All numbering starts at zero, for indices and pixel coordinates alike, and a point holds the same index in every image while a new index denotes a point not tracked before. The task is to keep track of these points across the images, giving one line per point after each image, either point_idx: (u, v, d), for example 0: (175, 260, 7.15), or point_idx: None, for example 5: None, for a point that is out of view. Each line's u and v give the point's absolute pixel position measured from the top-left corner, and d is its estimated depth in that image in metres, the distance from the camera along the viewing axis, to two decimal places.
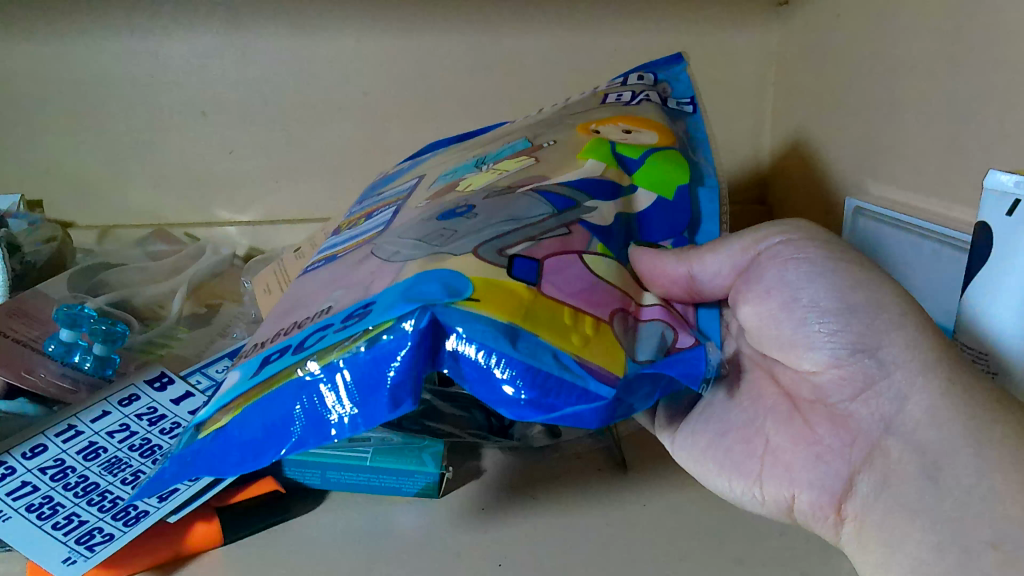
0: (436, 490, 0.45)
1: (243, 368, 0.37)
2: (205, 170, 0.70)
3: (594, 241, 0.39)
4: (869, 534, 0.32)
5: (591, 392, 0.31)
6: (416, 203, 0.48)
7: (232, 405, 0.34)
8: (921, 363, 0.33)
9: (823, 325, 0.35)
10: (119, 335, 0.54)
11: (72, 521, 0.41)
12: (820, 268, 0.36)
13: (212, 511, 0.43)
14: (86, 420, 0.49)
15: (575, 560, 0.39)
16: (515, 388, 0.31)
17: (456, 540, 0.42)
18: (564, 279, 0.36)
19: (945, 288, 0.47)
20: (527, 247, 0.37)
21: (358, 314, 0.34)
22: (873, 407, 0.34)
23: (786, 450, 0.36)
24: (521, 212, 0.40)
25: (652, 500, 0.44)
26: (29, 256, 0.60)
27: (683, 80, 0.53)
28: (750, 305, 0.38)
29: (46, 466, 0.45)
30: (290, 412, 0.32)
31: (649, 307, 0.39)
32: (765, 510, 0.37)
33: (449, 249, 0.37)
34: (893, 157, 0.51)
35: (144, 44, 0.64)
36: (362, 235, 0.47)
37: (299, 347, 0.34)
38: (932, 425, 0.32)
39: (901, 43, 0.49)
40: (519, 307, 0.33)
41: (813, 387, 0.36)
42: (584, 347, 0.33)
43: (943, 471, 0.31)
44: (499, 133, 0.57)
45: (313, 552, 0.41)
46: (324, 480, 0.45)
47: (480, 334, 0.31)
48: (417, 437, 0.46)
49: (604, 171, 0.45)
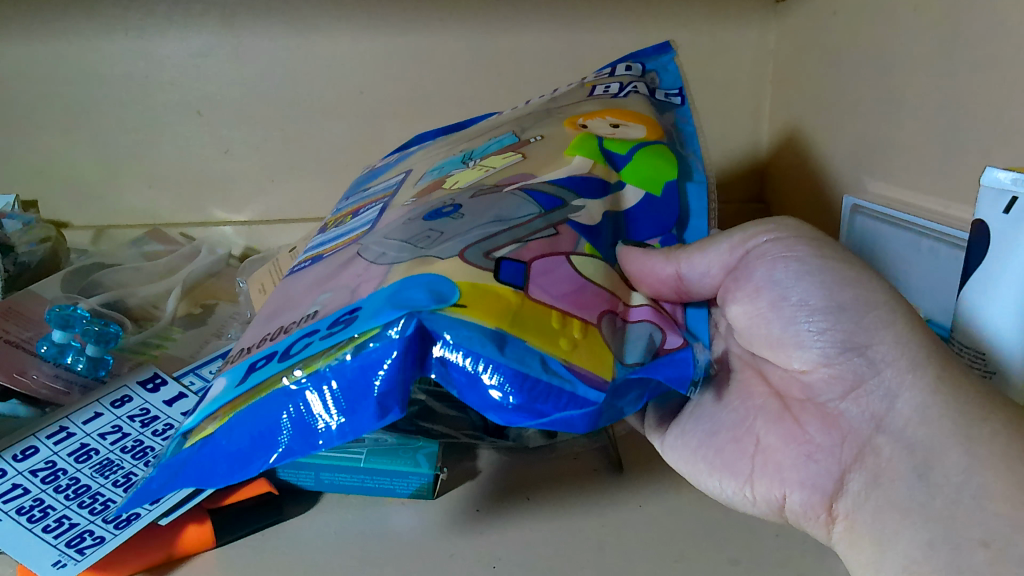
0: (431, 490, 0.43)
1: (229, 374, 0.34)
2: (200, 170, 0.68)
3: (582, 241, 0.36)
4: (859, 533, 0.31)
5: (580, 397, 0.29)
6: (403, 200, 0.44)
7: (220, 413, 0.31)
8: (909, 361, 0.32)
9: (813, 324, 0.34)
10: (112, 336, 0.52)
11: (63, 524, 0.38)
12: (810, 266, 0.35)
13: (205, 513, 0.40)
14: (78, 421, 0.46)
15: (565, 561, 0.37)
16: (502, 393, 0.28)
17: (446, 538, 0.40)
18: (552, 282, 0.33)
19: (942, 287, 0.46)
20: (514, 249, 0.34)
21: (346, 319, 0.31)
22: (863, 405, 0.32)
23: (777, 450, 0.35)
24: (508, 212, 0.37)
25: (648, 501, 0.42)
26: (22, 257, 0.59)
27: (671, 70, 0.52)
28: (739, 304, 0.37)
29: (36, 468, 0.42)
30: (276, 422, 0.30)
31: (637, 307, 0.36)
32: (757, 510, 0.35)
33: (435, 252, 0.34)
34: (893, 153, 0.50)
35: (138, 44, 0.63)
36: (350, 234, 0.44)
37: (284, 354, 0.31)
38: (923, 423, 0.31)
39: (899, 39, 0.48)
40: (506, 311, 0.30)
41: (803, 386, 0.35)
42: (571, 351, 0.30)
43: (933, 467, 0.30)
44: (488, 125, 0.54)
45: (301, 554, 0.39)
46: (318, 482, 0.43)
47: (466, 339, 0.29)
48: (412, 438, 0.43)
49: (592, 168, 0.42)
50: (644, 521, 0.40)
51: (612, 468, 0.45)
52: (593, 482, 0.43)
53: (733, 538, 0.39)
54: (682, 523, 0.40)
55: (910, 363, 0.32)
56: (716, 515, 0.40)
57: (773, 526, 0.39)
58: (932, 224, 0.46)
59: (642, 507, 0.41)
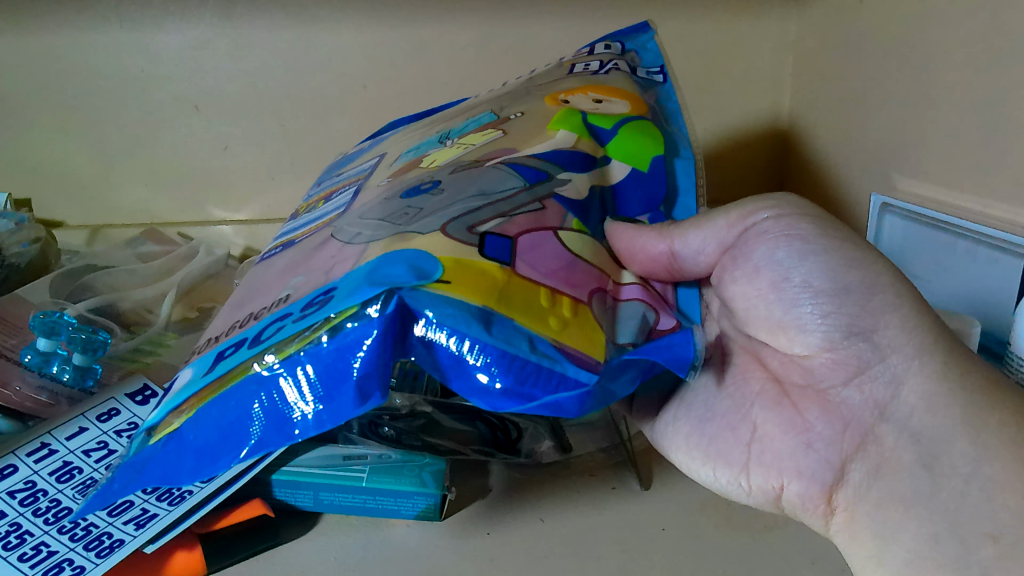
0: (437, 512, 0.38)
1: (195, 365, 0.31)
2: (199, 167, 0.67)
3: (569, 216, 0.35)
4: (860, 526, 0.30)
5: (571, 379, 0.27)
6: (377, 181, 0.43)
7: (186, 407, 0.29)
8: (916, 348, 0.30)
9: (817, 306, 0.32)
10: (100, 344, 0.48)
11: (40, 552, 0.34)
12: (813, 246, 0.33)
13: (196, 539, 0.37)
14: (61, 437, 0.41)
15: (562, 563, 0.35)
16: (490, 376, 0.26)
17: (448, 554, 0.36)
18: (539, 258, 0.31)
19: (981, 288, 0.46)
20: (499, 224, 0.32)
21: (320, 300, 0.28)
22: (867, 393, 0.31)
23: (775, 438, 0.33)
24: (491, 186, 0.35)
25: (671, 522, 0.37)
26: (11, 258, 0.57)
27: (651, 49, 0.49)
28: (737, 285, 0.35)
29: (15, 489, 0.38)
30: (247, 412, 0.27)
31: (627, 286, 0.35)
32: (752, 500, 0.33)
33: (414, 228, 0.32)
34: (923, 142, 0.48)
35: (133, 37, 0.61)
36: (321, 217, 0.41)
37: (255, 340, 0.29)
38: (929, 411, 0.29)
39: (927, 22, 0.46)
40: (492, 289, 0.28)
41: (803, 371, 0.33)
42: (561, 332, 0.28)
43: (940, 458, 0.28)
44: (461, 107, 0.52)
45: (279, 559, 0.37)
46: (317, 502, 0.39)
47: (450, 318, 0.26)
48: (418, 455, 0.40)
49: (576, 143, 0.40)
50: (667, 540, 0.36)
51: (635, 484, 0.40)
52: (607, 494, 0.40)
53: (764, 560, 0.35)
54: (709, 543, 0.36)
55: (926, 354, 0.30)
56: (747, 536, 0.36)
57: (810, 553, 0.35)
58: (973, 224, 0.44)
59: (666, 531, 0.37)
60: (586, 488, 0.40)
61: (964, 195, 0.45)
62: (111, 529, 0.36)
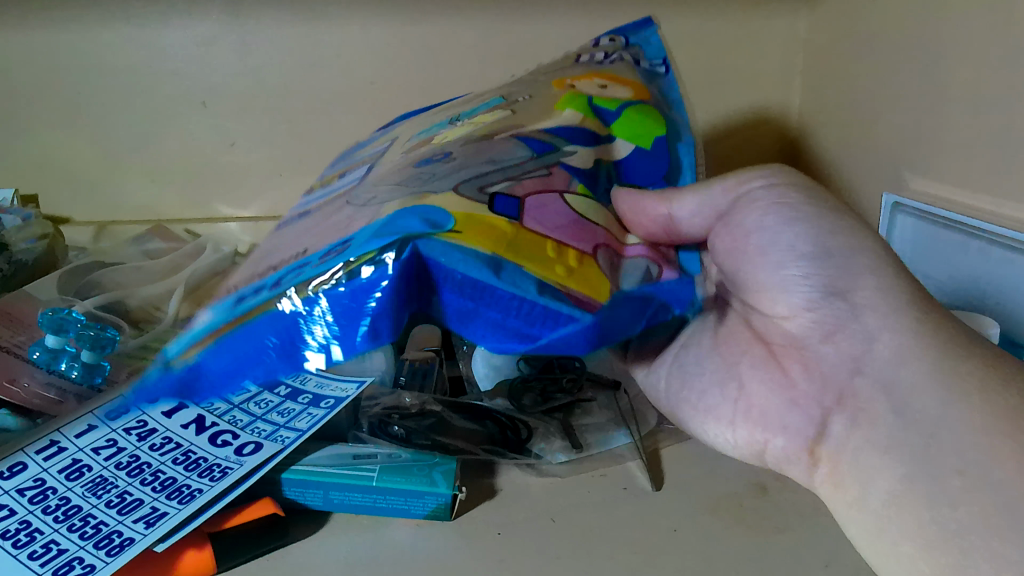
0: (448, 511, 0.38)
1: (215, 307, 0.31)
2: (206, 164, 0.67)
3: (575, 181, 0.35)
4: (842, 472, 0.31)
5: (577, 318, 0.28)
6: (389, 158, 0.42)
7: (201, 339, 0.28)
8: (890, 307, 0.32)
9: (801, 268, 0.33)
10: (108, 341, 0.47)
11: (50, 550, 0.34)
12: (796, 212, 0.35)
13: (204, 536, 0.36)
14: (70, 434, 0.41)
15: (574, 564, 0.35)
16: (501, 316, 0.28)
17: (459, 554, 0.36)
18: (547, 216, 0.32)
19: (994, 290, 0.46)
20: (507, 185, 0.32)
21: (337, 249, 0.28)
22: (841, 348, 0.32)
23: (760, 394, 0.35)
24: (501, 155, 0.36)
25: (683, 524, 0.37)
26: (18, 255, 0.56)
27: (654, 43, 0.48)
28: (727, 248, 0.37)
29: (25, 487, 0.37)
30: (263, 346, 0.27)
31: (632, 246, 0.36)
32: (739, 452, 0.36)
33: (428, 188, 0.32)
34: (936, 138, 0.47)
35: (143, 33, 0.61)
36: (331, 195, 0.41)
37: (273, 284, 0.28)
38: (900, 363, 0.30)
39: (943, 21, 0.46)
40: (501, 238, 0.29)
41: (785, 331, 0.35)
42: (567, 278, 0.29)
43: (910, 404, 0.30)
44: (470, 97, 0.51)
45: (289, 559, 0.37)
46: (327, 501, 0.39)
47: (461, 263, 0.27)
48: (428, 454, 0.40)
49: (583, 120, 0.40)
50: (678, 542, 0.36)
51: (645, 484, 0.40)
52: (617, 495, 0.39)
53: (777, 562, 0.34)
54: (722, 544, 0.35)
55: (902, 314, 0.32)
56: (760, 539, 0.36)
57: (823, 555, 0.35)
58: (988, 225, 0.44)
59: (677, 532, 0.36)
60: (597, 489, 0.40)
61: (979, 196, 0.45)
62: (121, 527, 0.35)
